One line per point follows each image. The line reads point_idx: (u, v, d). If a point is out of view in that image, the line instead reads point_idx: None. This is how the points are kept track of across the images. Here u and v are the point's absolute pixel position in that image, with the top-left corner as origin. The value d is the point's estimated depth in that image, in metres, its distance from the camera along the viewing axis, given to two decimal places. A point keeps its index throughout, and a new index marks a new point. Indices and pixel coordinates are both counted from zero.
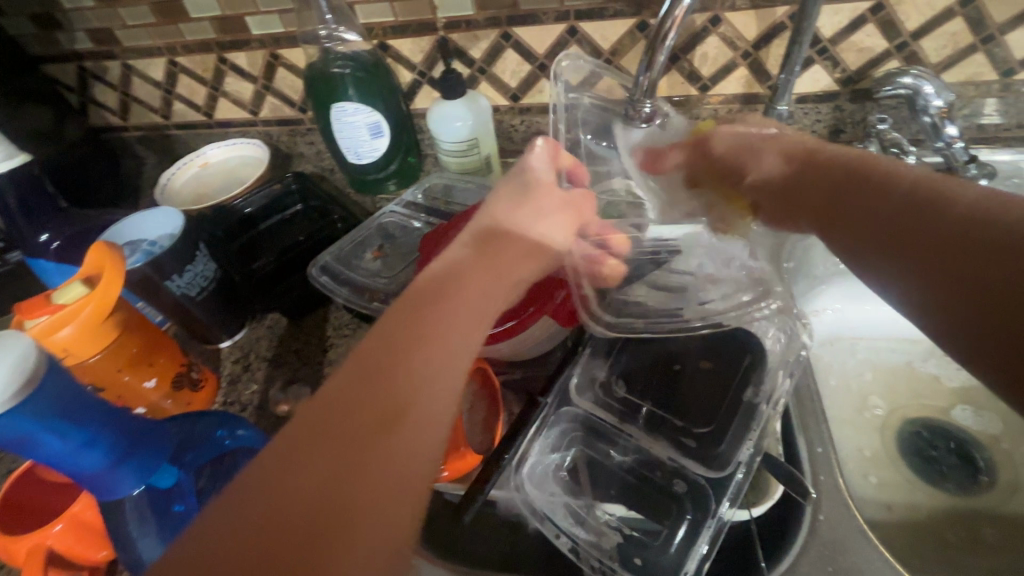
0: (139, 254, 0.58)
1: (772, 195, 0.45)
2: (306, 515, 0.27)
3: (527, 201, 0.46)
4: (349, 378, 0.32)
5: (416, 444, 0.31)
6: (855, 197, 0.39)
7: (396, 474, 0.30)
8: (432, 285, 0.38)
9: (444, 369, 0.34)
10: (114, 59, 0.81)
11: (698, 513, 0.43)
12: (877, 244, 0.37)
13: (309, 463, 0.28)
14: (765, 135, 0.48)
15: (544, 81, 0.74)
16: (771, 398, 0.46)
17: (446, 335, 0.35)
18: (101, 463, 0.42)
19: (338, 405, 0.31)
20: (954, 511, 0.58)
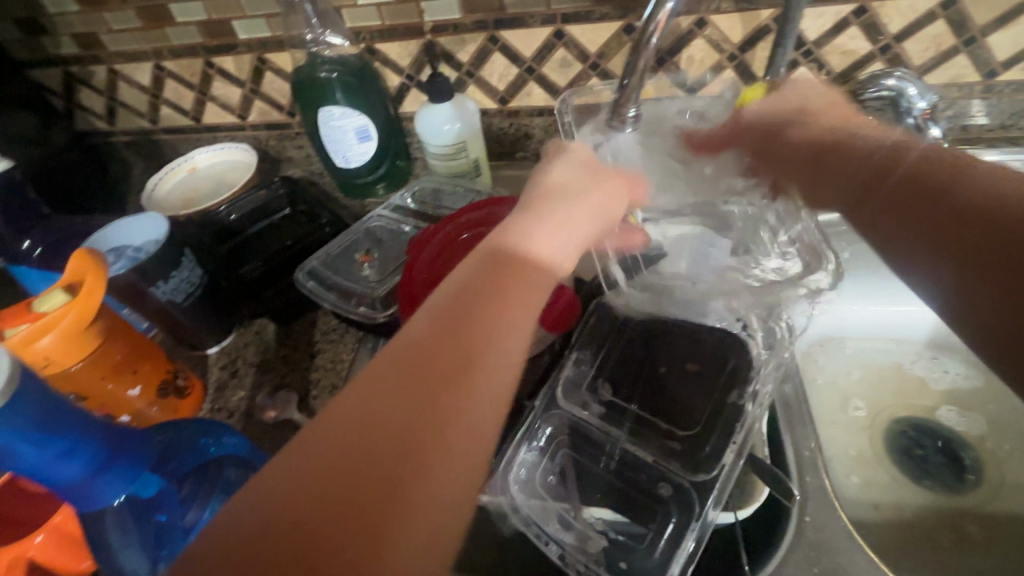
0: (124, 261, 0.58)
1: (803, 173, 0.48)
2: (387, 446, 0.29)
3: (576, 171, 0.47)
4: (426, 328, 0.34)
5: (488, 390, 0.33)
6: (882, 183, 0.43)
7: (470, 417, 0.32)
8: (495, 263, 0.39)
9: (511, 325, 0.36)
10: (100, 64, 0.81)
11: (682, 516, 0.43)
12: (898, 234, 0.41)
13: (389, 401, 0.31)
14: (797, 117, 0.49)
15: (532, 83, 0.74)
16: (758, 397, 0.46)
17: (512, 294, 0.37)
18: (79, 475, 0.42)
19: (417, 352, 0.33)
20: (941, 510, 0.59)
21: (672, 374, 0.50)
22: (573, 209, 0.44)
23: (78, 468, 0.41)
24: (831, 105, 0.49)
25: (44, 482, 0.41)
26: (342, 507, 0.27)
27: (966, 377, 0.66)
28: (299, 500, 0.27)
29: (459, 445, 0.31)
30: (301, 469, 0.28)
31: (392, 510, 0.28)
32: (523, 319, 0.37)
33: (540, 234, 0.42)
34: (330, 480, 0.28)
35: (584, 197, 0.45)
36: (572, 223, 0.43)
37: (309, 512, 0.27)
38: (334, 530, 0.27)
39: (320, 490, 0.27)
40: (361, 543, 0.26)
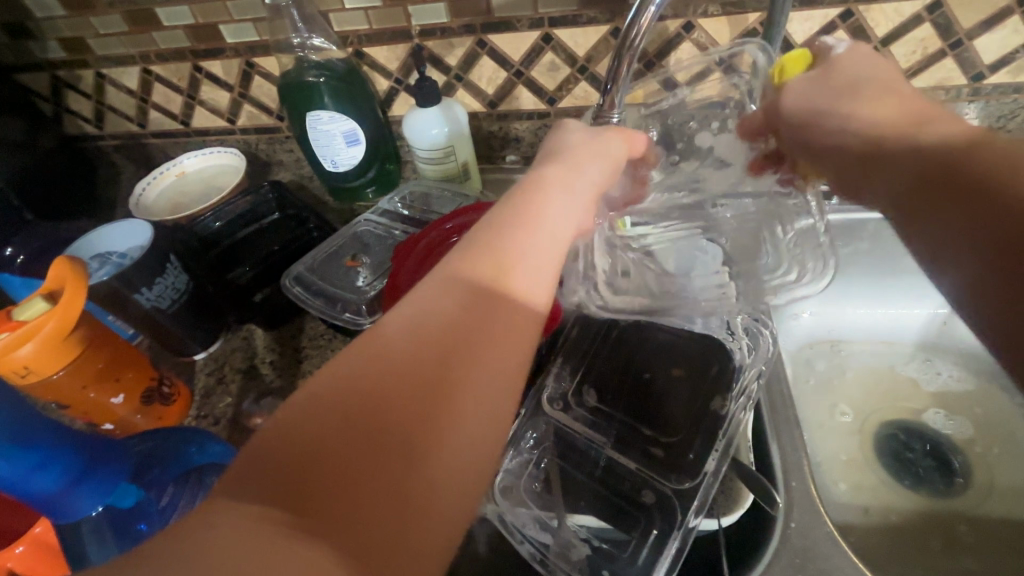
0: (109, 267, 0.58)
1: (847, 166, 0.41)
2: (423, 371, 0.29)
3: (586, 129, 0.47)
4: (455, 264, 0.34)
5: (492, 380, 0.31)
6: (915, 166, 0.37)
7: (501, 348, 0.32)
8: (491, 239, 0.36)
9: (539, 262, 0.36)
10: (87, 68, 0.80)
11: (664, 524, 0.42)
12: (918, 224, 0.36)
13: (421, 330, 0.31)
14: (844, 103, 0.42)
15: (521, 87, 0.74)
16: (742, 402, 0.46)
17: (538, 231, 0.37)
18: (54, 487, 0.42)
19: (442, 288, 0.33)
20: (929, 513, 0.58)
21: (657, 379, 0.50)
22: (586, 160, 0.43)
23: (51, 481, 0.41)
24: (884, 98, 0.41)
25: (19, 495, 0.41)
26: (383, 427, 0.27)
27: (957, 380, 0.66)
28: (341, 419, 0.27)
29: (491, 374, 0.31)
30: (338, 392, 0.28)
31: (430, 431, 0.28)
32: (549, 257, 0.37)
33: (561, 179, 0.41)
34: (369, 403, 0.28)
35: (597, 150, 0.44)
36: (586, 173, 0.42)
37: (349, 431, 0.27)
38: (377, 447, 0.27)
39: (361, 409, 0.27)
40: (404, 458, 0.27)
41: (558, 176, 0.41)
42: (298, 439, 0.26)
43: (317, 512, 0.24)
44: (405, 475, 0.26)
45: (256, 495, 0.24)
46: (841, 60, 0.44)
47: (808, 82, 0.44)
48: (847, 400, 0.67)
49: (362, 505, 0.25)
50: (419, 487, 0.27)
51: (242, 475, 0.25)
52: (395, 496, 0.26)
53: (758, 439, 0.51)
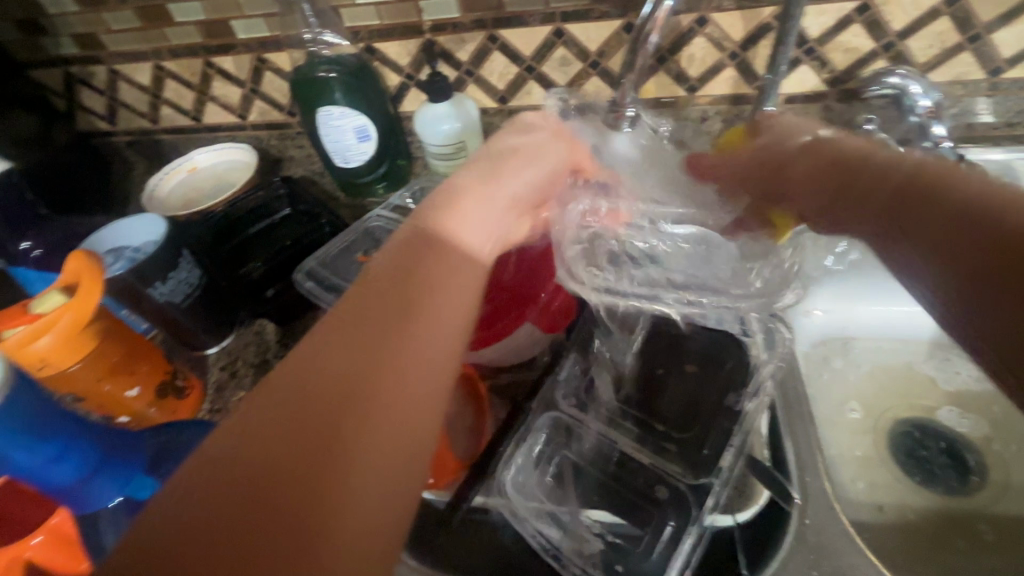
0: (122, 262, 0.58)
1: (818, 198, 0.41)
2: (340, 378, 0.30)
3: (520, 135, 0.50)
4: (375, 277, 0.36)
5: (427, 347, 0.33)
6: (866, 181, 0.38)
7: (427, 344, 0.33)
8: (417, 235, 0.39)
9: (462, 271, 0.39)
10: (100, 64, 0.81)
11: (680, 519, 0.42)
12: (895, 233, 0.36)
13: (343, 339, 0.32)
14: (802, 143, 0.43)
15: (532, 82, 0.74)
16: (755, 394, 0.45)
17: (454, 247, 0.39)
18: (72, 478, 0.43)
19: (362, 303, 0.34)
20: (943, 512, 0.58)
21: (670, 376, 0.50)
22: (509, 169, 0.46)
23: (71, 471, 0.43)
24: (843, 137, 0.42)
25: (40, 484, 0.43)
26: (301, 438, 0.27)
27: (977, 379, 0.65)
28: (254, 435, 0.27)
29: (416, 374, 0.32)
30: (253, 415, 0.28)
31: (353, 433, 0.28)
32: (470, 268, 0.39)
33: (485, 195, 0.44)
34: (286, 419, 0.28)
35: (523, 162, 0.47)
36: (514, 183, 0.45)
37: (266, 445, 0.27)
38: (290, 461, 0.26)
39: (276, 423, 0.28)
40: (327, 440, 0.27)
41: (481, 191, 0.44)
42: (212, 467, 0.26)
43: (241, 508, 0.25)
44: (336, 449, 0.27)
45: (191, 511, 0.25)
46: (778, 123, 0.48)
47: (759, 142, 0.47)
48: (862, 399, 0.66)
49: (281, 516, 0.25)
50: (352, 456, 0.28)
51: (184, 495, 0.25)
52: (316, 499, 0.26)
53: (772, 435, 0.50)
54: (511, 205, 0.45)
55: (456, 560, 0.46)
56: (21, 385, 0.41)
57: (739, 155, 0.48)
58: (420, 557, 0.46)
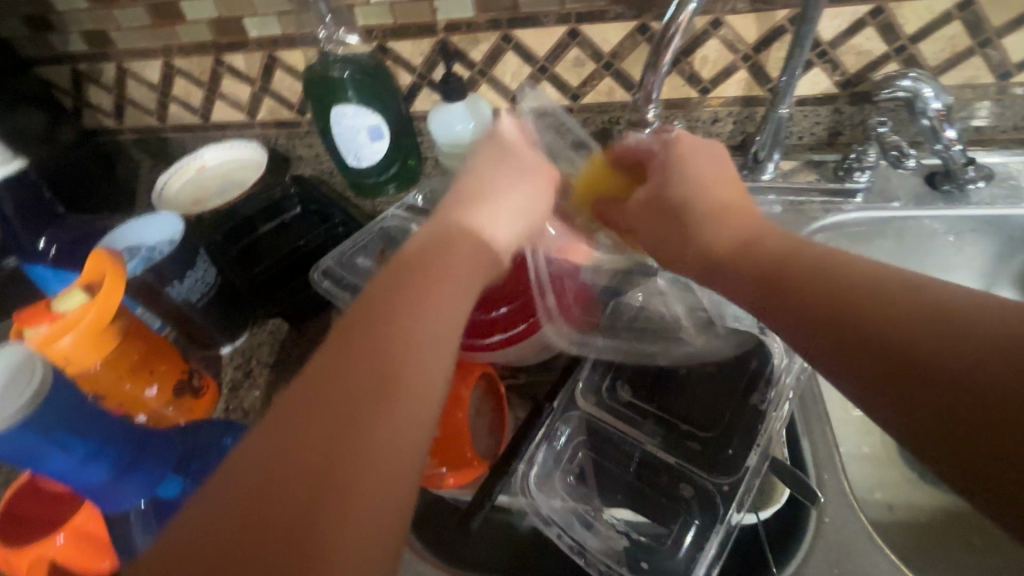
0: (138, 260, 0.59)
1: (708, 266, 0.37)
2: (304, 472, 0.28)
3: (516, 165, 0.43)
4: (341, 347, 0.32)
5: (413, 393, 0.31)
6: (776, 280, 0.33)
7: (402, 422, 0.30)
8: (410, 264, 0.36)
9: (440, 326, 0.34)
10: (109, 61, 0.80)
11: (706, 518, 0.43)
12: (802, 314, 0.31)
13: (306, 426, 0.29)
14: (694, 199, 0.39)
15: (545, 82, 0.74)
16: (778, 402, 0.45)
17: (438, 297, 0.34)
18: (103, 476, 0.43)
19: (349, 344, 0.32)
20: (954, 510, 0.59)
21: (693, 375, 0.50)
22: (504, 214, 0.41)
23: (103, 470, 0.43)
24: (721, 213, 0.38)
25: (71, 483, 0.43)
26: (270, 536, 0.26)
27: None
28: (219, 535, 0.26)
29: (405, 423, 0.30)
30: (221, 505, 0.27)
31: (322, 529, 0.26)
32: (454, 321, 0.34)
33: (476, 244, 0.38)
34: (248, 523, 0.26)
35: (517, 207, 0.42)
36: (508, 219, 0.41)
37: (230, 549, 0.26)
38: (277, 522, 0.26)
39: (240, 524, 0.26)
40: (314, 494, 0.27)
41: (471, 237, 0.39)
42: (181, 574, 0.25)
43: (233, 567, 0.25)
44: (324, 505, 0.27)
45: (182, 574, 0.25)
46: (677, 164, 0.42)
47: (649, 192, 0.42)
48: None
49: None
50: (340, 511, 0.27)
51: (177, 553, 0.26)
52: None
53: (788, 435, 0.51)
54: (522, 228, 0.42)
55: (476, 555, 0.48)
56: (62, 388, 0.42)
57: (641, 208, 0.42)
58: (434, 549, 0.48)
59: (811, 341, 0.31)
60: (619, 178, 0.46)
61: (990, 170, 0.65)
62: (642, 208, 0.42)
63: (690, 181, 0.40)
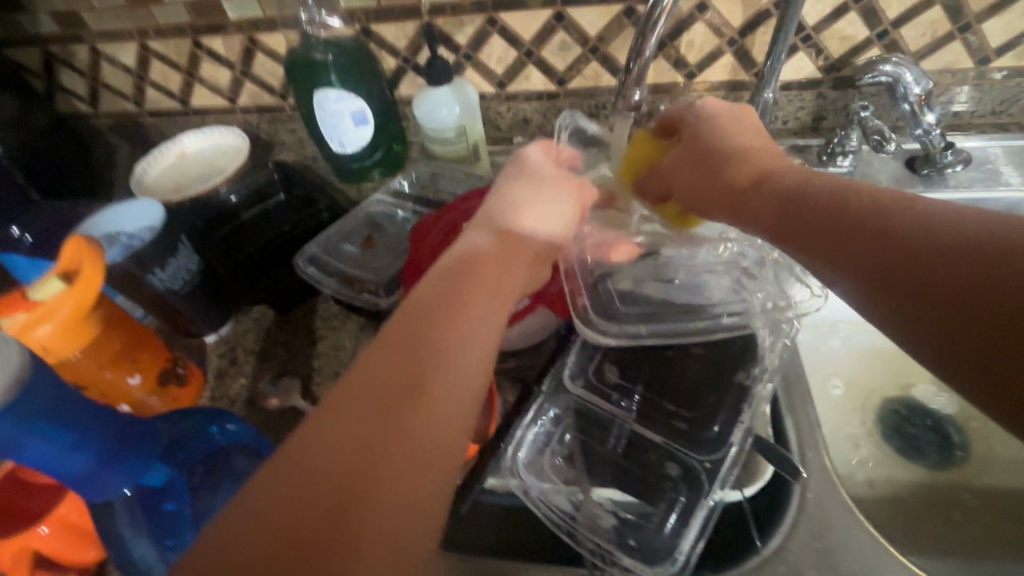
0: (117, 248, 0.56)
1: (748, 208, 0.39)
2: (332, 477, 0.27)
3: (536, 183, 0.47)
4: (374, 357, 0.32)
5: (451, 389, 0.32)
6: (825, 220, 0.34)
7: (441, 417, 0.31)
8: (449, 268, 0.38)
9: (470, 339, 0.34)
10: (82, 43, 0.78)
11: (691, 495, 0.44)
12: (852, 253, 0.32)
13: (336, 430, 0.29)
14: (728, 148, 0.42)
15: (531, 67, 0.73)
16: (764, 377, 0.46)
17: (474, 299, 0.36)
18: (87, 465, 0.42)
19: (389, 342, 0.33)
20: (930, 485, 0.61)
21: (678, 358, 0.50)
22: (526, 223, 0.44)
23: (87, 460, 0.42)
24: (760, 159, 0.40)
25: (51, 472, 0.41)
26: (306, 529, 0.25)
27: None
28: (243, 540, 0.25)
29: (443, 420, 0.31)
30: (258, 499, 0.26)
31: (360, 519, 0.26)
32: (482, 337, 0.35)
33: (500, 252, 0.41)
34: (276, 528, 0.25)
35: (538, 216, 0.45)
36: (536, 217, 0.44)
37: (255, 556, 0.24)
38: (313, 515, 0.26)
39: (267, 530, 0.25)
40: (352, 486, 0.27)
41: (495, 250, 0.41)
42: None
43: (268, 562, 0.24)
44: (362, 496, 0.27)
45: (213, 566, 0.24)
46: (700, 119, 0.44)
47: (678, 151, 0.44)
48: (856, 380, 0.67)
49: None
50: (377, 504, 0.27)
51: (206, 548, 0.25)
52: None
53: (772, 413, 0.52)
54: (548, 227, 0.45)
55: (465, 537, 0.48)
56: (41, 378, 0.41)
57: (672, 159, 0.45)
58: None
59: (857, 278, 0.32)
60: (662, 144, 0.47)
61: (968, 154, 0.67)
62: (675, 160, 0.44)
63: (718, 128, 0.43)
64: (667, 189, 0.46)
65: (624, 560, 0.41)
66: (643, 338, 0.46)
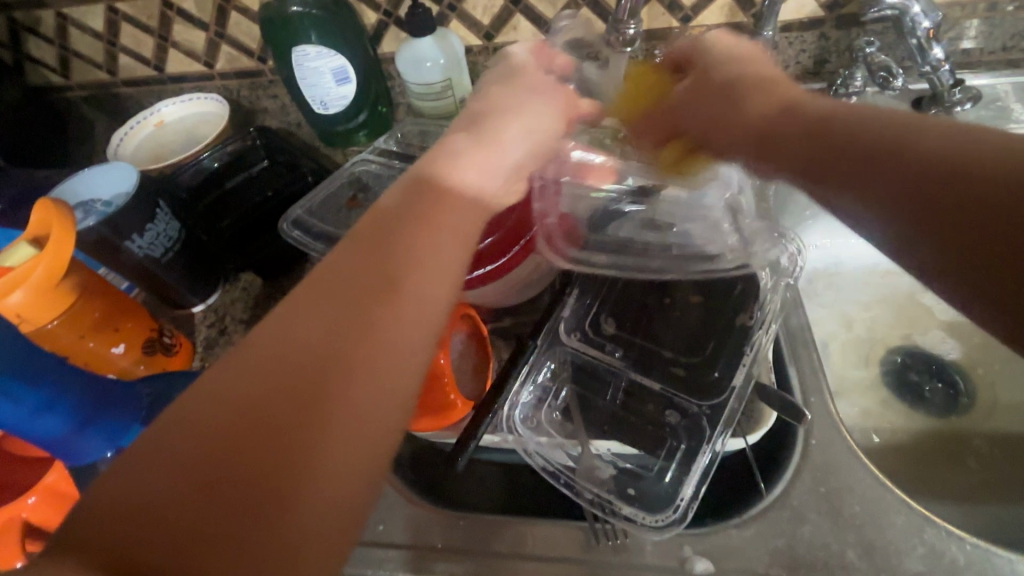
0: (93, 215, 0.54)
1: (757, 138, 0.37)
2: (285, 383, 0.27)
3: (521, 91, 0.44)
4: (342, 262, 0.31)
5: (418, 303, 0.31)
6: (839, 146, 0.33)
7: (404, 329, 0.30)
8: (422, 180, 0.36)
9: (444, 250, 0.33)
10: (48, 8, 0.74)
11: (692, 442, 0.43)
12: (869, 178, 0.31)
13: (296, 337, 0.28)
14: (739, 79, 0.39)
15: (518, 15, 0.69)
16: (766, 322, 0.44)
17: (446, 213, 0.35)
18: (65, 428, 0.44)
19: (354, 252, 0.31)
20: (934, 431, 0.60)
21: (676, 306, 0.49)
22: (510, 136, 0.41)
23: (58, 423, 0.43)
24: (764, 92, 0.37)
25: (35, 437, 0.43)
26: (259, 427, 0.25)
27: None
28: (193, 437, 0.25)
29: (407, 334, 0.30)
30: (210, 393, 0.26)
31: (314, 422, 0.26)
32: (456, 253, 0.33)
33: (479, 164, 0.38)
34: (230, 424, 0.25)
35: (522, 128, 0.41)
36: (517, 127, 0.41)
37: (211, 445, 0.25)
38: (264, 412, 0.26)
39: (218, 428, 0.25)
40: (307, 390, 0.27)
41: (472, 158, 0.38)
42: (154, 472, 0.24)
43: (219, 453, 0.25)
44: (317, 399, 0.27)
45: (165, 449, 0.25)
46: (708, 57, 0.41)
47: (688, 86, 0.41)
48: (859, 331, 0.66)
49: (212, 543, 0.23)
50: (330, 410, 0.27)
51: (159, 434, 0.25)
52: (255, 520, 0.24)
53: (775, 363, 0.51)
54: (533, 138, 0.42)
55: (462, 496, 0.48)
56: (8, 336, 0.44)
57: (684, 95, 0.41)
58: (418, 490, 0.47)
59: (881, 204, 0.30)
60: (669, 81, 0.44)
61: (979, 91, 0.64)
62: (684, 92, 0.41)
63: (735, 59, 0.40)
64: (674, 126, 0.42)
65: (624, 509, 0.41)
66: (598, 267, 0.47)
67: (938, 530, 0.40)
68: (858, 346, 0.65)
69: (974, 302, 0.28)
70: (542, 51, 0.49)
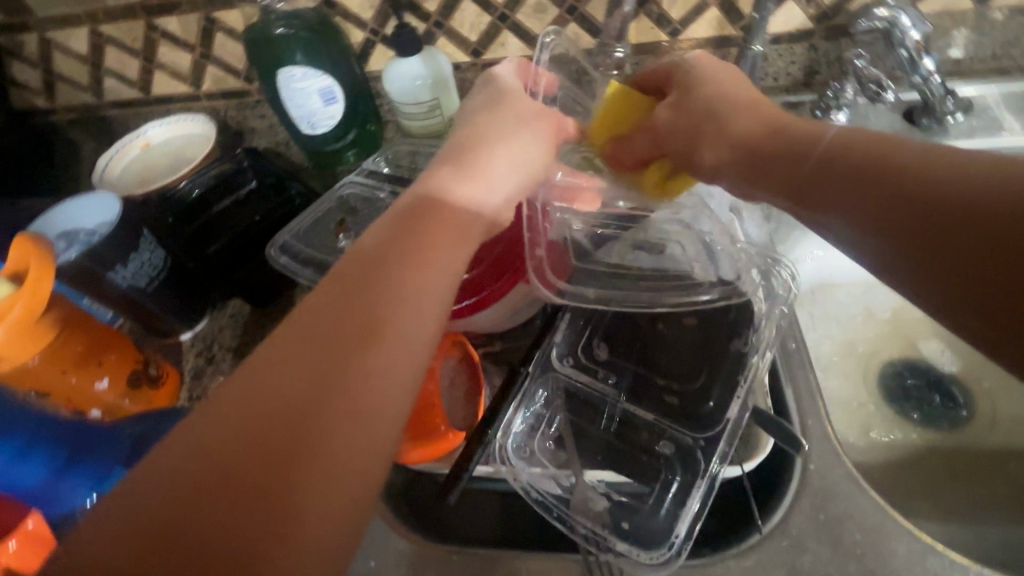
0: (76, 246, 0.53)
1: (742, 157, 0.37)
2: (261, 441, 0.25)
3: (510, 114, 0.42)
4: (322, 306, 0.30)
5: (402, 345, 0.29)
6: (824, 166, 0.33)
7: (389, 373, 0.29)
8: (407, 214, 0.35)
9: (428, 289, 0.32)
10: (31, 32, 0.73)
11: (687, 474, 0.43)
12: (857, 199, 0.32)
13: (275, 387, 0.27)
14: (724, 97, 0.39)
15: (506, 32, 0.69)
16: (761, 348, 0.43)
17: (431, 248, 0.33)
18: (42, 474, 0.45)
19: (336, 293, 0.30)
20: (933, 447, 0.59)
21: (669, 329, 0.48)
22: (495, 168, 0.39)
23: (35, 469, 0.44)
24: (751, 111, 0.38)
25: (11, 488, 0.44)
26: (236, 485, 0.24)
27: None
28: (171, 505, 0.24)
29: (391, 380, 0.28)
30: (186, 449, 0.25)
31: (294, 476, 0.25)
32: (442, 291, 0.32)
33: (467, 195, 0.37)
34: (207, 481, 0.24)
35: (512, 157, 0.40)
36: (507, 154, 0.40)
37: (188, 504, 0.24)
38: (242, 468, 0.24)
39: (194, 495, 0.24)
40: (286, 445, 0.25)
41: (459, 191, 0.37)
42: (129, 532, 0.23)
43: (194, 512, 0.23)
44: (297, 452, 0.25)
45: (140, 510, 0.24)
46: (691, 74, 0.41)
47: (669, 104, 0.41)
48: (857, 344, 0.65)
49: None
50: (311, 463, 0.25)
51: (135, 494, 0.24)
52: None
53: (772, 385, 0.50)
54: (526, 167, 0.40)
55: (453, 528, 0.47)
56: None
57: (665, 116, 0.41)
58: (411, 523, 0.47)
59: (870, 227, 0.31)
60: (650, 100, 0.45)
61: (969, 101, 0.63)
62: (664, 114, 0.41)
63: (717, 76, 0.40)
64: (658, 148, 0.41)
65: (618, 545, 0.40)
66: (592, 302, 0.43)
67: (941, 558, 0.39)
68: (857, 360, 0.64)
69: (966, 318, 0.28)
70: (527, 71, 0.48)
